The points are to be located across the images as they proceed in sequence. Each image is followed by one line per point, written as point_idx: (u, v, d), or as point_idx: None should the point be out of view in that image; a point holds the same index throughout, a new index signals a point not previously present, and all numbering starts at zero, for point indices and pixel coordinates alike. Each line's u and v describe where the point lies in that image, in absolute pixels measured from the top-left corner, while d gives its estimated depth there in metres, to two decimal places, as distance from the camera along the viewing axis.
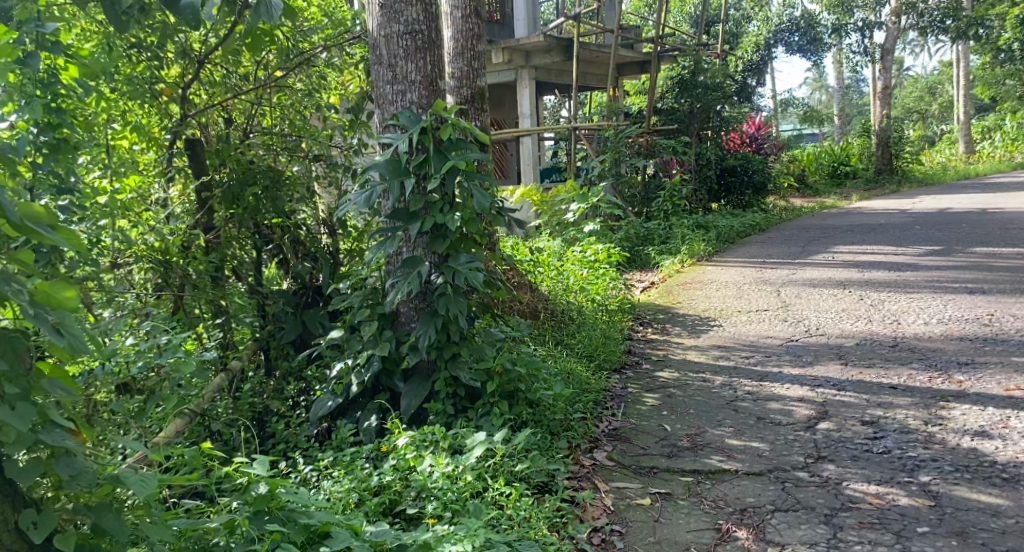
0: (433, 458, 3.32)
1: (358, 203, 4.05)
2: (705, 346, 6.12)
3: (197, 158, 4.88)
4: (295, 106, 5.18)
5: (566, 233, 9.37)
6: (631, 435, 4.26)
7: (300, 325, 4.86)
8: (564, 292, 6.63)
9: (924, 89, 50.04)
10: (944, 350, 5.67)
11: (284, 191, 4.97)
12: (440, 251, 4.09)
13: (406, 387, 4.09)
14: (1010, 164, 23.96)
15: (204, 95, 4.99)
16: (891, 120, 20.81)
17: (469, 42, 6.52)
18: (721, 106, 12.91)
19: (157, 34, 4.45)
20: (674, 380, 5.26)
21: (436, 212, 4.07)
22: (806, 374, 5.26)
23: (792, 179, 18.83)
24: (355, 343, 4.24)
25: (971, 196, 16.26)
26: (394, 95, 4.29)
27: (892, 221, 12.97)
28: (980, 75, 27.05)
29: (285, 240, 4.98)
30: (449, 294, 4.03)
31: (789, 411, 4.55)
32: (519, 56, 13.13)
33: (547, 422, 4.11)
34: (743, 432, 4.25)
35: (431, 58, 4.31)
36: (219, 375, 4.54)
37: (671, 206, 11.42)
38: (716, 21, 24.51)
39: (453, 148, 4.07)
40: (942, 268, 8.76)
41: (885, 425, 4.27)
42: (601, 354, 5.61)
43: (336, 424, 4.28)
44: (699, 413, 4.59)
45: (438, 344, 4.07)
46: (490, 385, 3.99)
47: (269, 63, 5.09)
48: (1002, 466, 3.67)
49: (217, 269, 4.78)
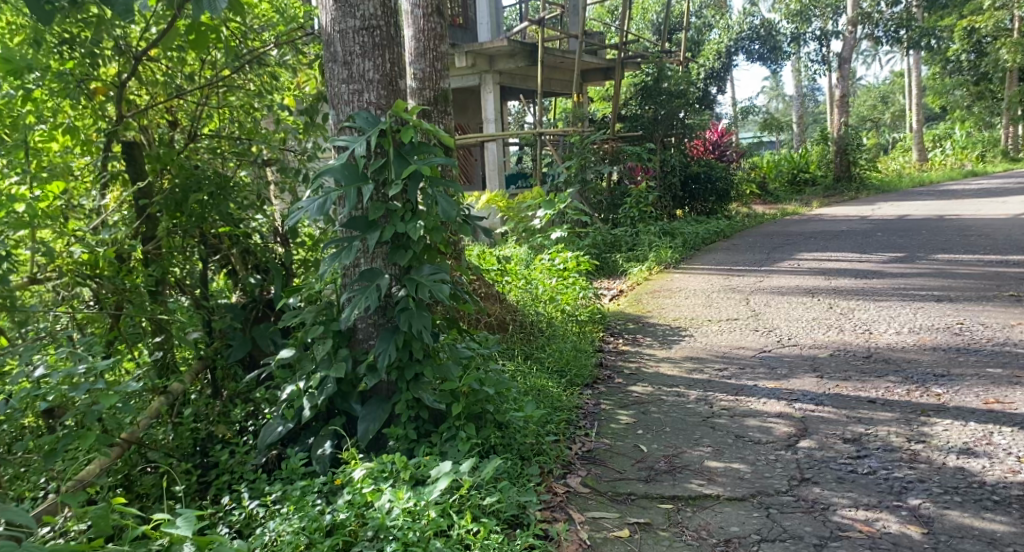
0: (394, 492, 3.05)
1: (310, 211, 3.76)
2: (677, 358, 5.92)
3: (135, 164, 4.58)
4: (248, 108, 4.94)
5: (534, 241, 9.20)
6: (606, 457, 4.03)
7: (249, 342, 4.60)
8: (532, 302, 6.40)
9: (876, 99, 50.99)
10: (918, 361, 5.52)
11: (232, 198, 4.67)
12: (401, 262, 3.83)
13: (364, 410, 3.81)
14: (963, 172, 24.32)
15: (146, 96, 4.70)
16: (849, 128, 20.96)
17: (432, 43, 6.26)
18: (684, 112, 12.82)
19: (91, 29, 4.14)
20: (647, 395, 5.04)
21: (397, 220, 3.81)
22: (782, 388, 5.07)
23: (754, 187, 18.85)
24: (308, 363, 3.92)
25: (926, 203, 16.38)
26: (350, 95, 4.01)
27: (853, 228, 12.94)
28: (932, 85, 27.50)
29: (235, 251, 4.73)
30: (411, 309, 3.76)
31: (768, 428, 4.35)
32: (483, 60, 12.80)
33: (516, 446, 3.88)
34: (722, 452, 4.03)
35: (390, 56, 4.04)
36: (156, 399, 4.06)
37: (638, 213, 11.25)
38: (678, 29, 24.54)
39: (415, 151, 3.81)
40: (907, 276, 8.68)
41: (867, 443, 4.08)
42: (573, 368, 5.38)
43: (285, 451, 3.97)
44: (675, 431, 4.37)
45: (399, 363, 3.81)
46: (456, 407, 3.75)
47: (218, 63, 4.82)
48: (992, 487, 3.48)
49: (158, 281, 4.46)
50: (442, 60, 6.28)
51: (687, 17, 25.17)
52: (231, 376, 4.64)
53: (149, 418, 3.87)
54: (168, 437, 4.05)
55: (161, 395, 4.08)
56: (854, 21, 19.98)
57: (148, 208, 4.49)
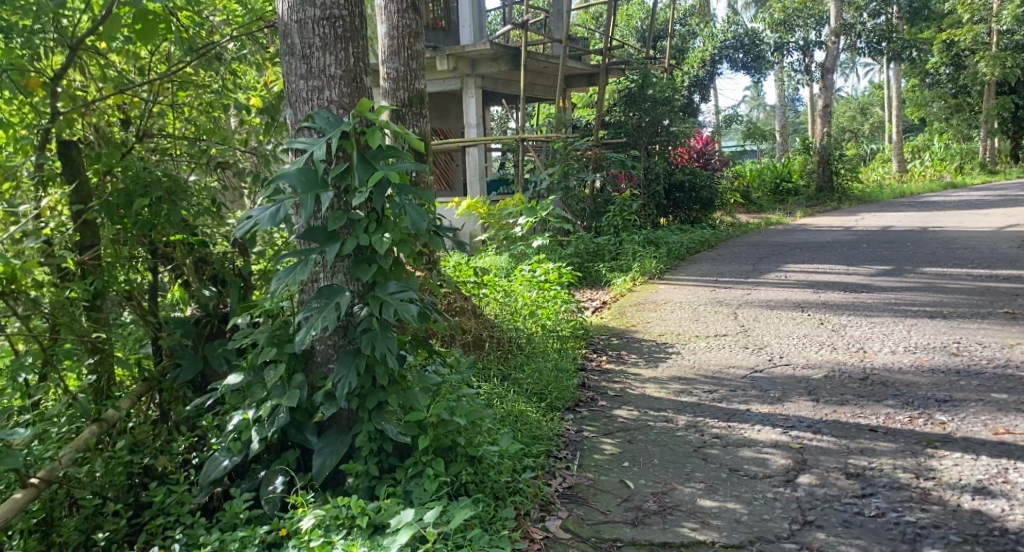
0: (347, 546, 2.81)
1: (261, 220, 3.39)
2: (664, 378, 5.57)
3: (72, 164, 4.20)
4: (204, 105, 4.76)
5: (515, 250, 9.00)
6: (589, 495, 3.70)
7: (200, 361, 4.37)
8: (511, 317, 6.05)
9: (857, 109, 51.09)
10: (918, 384, 5.11)
11: (184, 202, 4.33)
12: (364, 278, 3.46)
13: (319, 443, 3.48)
14: (943, 184, 24.17)
15: (96, 92, 4.47)
16: (831, 138, 20.71)
17: (406, 40, 5.89)
18: (668, 120, 12.50)
19: (26, 17, 3.87)
20: (632, 422, 4.69)
21: (360, 231, 3.46)
22: (776, 413, 4.71)
23: (737, 196, 18.61)
24: (259, 390, 3.57)
25: (909, 215, 16.18)
26: (310, 92, 3.63)
27: (838, 239, 12.66)
28: (911, 96, 27.39)
29: (188, 260, 4.45)
30: (375, 331, 3.42)
31: (764, 461, 4.00)
32: (464, 64, 12.45)
33: (489, 484, 3.54)
34: (716, 489, 3.70)
35: (354, 50, 3.67)
36: (89, 426, 3.78)
37: (620, 222, 10.95)
38: (662, 36, 24.32)
39: (383, 156, 3.47)
40: (898, 290, 8.36)
41: (872, 478, 3.70)
42: (552, 389, 5.04)
43: (232, 486, 3.65)
44: (664, 463, 4.03)
45: (361, 390, 3.47)
46: (422, 441, 3.42)
47: (173, 58, 4.68)
48: (1015, 537, 3.12)
49: (97, 294, 4.13)
50: (417, 59, 5.94)
51: (672, 25, 24.94)
52: (179, 399, 4.39)
53: (74, 453, 3.54)
54: (98, 473, 3.71)
55: (93, 424, 3.83)
56: (838, 31, 19.72)
57: (84, 212, 4.16)
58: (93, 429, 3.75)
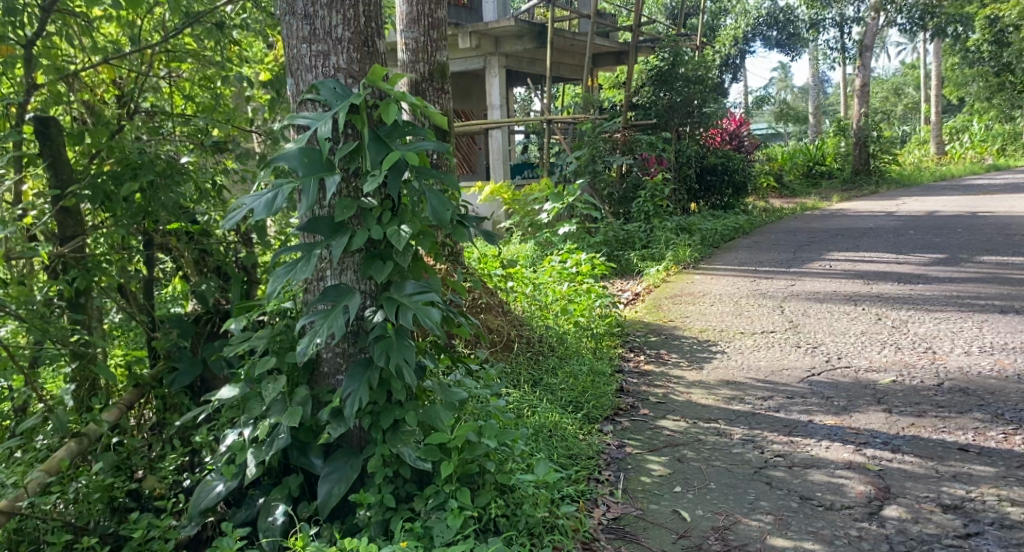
0: None
1: (256, 208, 2.88)
2: (712, 382, 5.02)
3: (51, 144, 3.62)
4: (204, 79, 4.21)
5: (540, 237, 8.51)
6: (639, 530, 3.18)
7: (199, 364, 3.86)
8: (541, 315, 5.53)
9: (888, 88, 49.54)
10: (1005, 391, 4.52)
11: (179, 187, 3.78)
12: (376, 278, 2.95)
13: (327, 468, 2.98)
14: (984, 168, 23.19)
15: (84, 60, 3.95)
16: (869, 118, 19.82)
17: (426, 8, 5.38)
18: (700, 100, 11.87)
19: None
20: (681, 435, 4.15)
21: (372, 222, 2.94)
22: (845, 426, 4.15)
23: (770, 179, 17.93)
24: (256, 404, 3.07)
25: (953, 199, 15.44)
26: (313, 59, 3.11)
27: (882, 225, 12.00)
28: (951, 75, 26.22)
29: (185, 249, 3.93)
30: (390, 338, 2.92)
31: (841, 486, 3.46)
32: (488, 42, 11.85)
33: (522, 518, 3.03)
34: (788, 522, 3.18)
35: (364, 8, 3.14)
36: (67, 445, 3.38)
37: (651, 208, 10.34)
38: (692, 14, 23.53)
39: (397, 133, 2.94)
40: (958, 281, 7.74)
41: (975, 513, 3.14)
42: (590, 398, 4.53)
43: (228, 514, 3.18)
44: (723, 489, 3.49)
45: (373, 408, 2.97)
46: (445, 468, 2.91)
47: (169, 24, 4.12)
48: None
49: (81, 290, 3.64)
50: (438, 28, 5.43)
51: (700, 4, 24.19)
52: (176, 408, 3.87)
53: (45, 477, 3.18)
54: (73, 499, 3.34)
55: (71, 440, 3.42)
56: (877, 7, 18.82)
57: (63, 198, 3.62)
58: (70, 448, 3.35)
